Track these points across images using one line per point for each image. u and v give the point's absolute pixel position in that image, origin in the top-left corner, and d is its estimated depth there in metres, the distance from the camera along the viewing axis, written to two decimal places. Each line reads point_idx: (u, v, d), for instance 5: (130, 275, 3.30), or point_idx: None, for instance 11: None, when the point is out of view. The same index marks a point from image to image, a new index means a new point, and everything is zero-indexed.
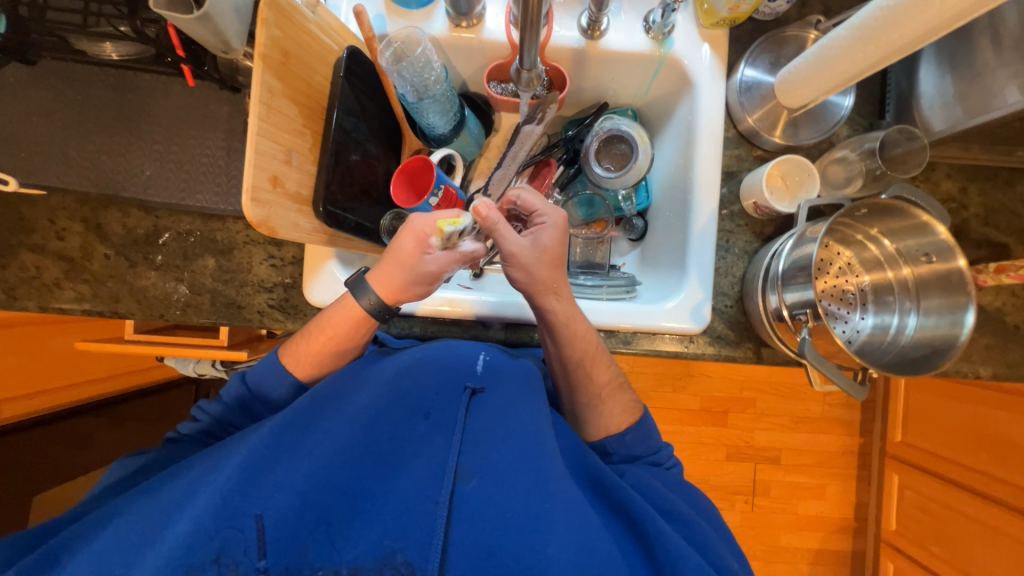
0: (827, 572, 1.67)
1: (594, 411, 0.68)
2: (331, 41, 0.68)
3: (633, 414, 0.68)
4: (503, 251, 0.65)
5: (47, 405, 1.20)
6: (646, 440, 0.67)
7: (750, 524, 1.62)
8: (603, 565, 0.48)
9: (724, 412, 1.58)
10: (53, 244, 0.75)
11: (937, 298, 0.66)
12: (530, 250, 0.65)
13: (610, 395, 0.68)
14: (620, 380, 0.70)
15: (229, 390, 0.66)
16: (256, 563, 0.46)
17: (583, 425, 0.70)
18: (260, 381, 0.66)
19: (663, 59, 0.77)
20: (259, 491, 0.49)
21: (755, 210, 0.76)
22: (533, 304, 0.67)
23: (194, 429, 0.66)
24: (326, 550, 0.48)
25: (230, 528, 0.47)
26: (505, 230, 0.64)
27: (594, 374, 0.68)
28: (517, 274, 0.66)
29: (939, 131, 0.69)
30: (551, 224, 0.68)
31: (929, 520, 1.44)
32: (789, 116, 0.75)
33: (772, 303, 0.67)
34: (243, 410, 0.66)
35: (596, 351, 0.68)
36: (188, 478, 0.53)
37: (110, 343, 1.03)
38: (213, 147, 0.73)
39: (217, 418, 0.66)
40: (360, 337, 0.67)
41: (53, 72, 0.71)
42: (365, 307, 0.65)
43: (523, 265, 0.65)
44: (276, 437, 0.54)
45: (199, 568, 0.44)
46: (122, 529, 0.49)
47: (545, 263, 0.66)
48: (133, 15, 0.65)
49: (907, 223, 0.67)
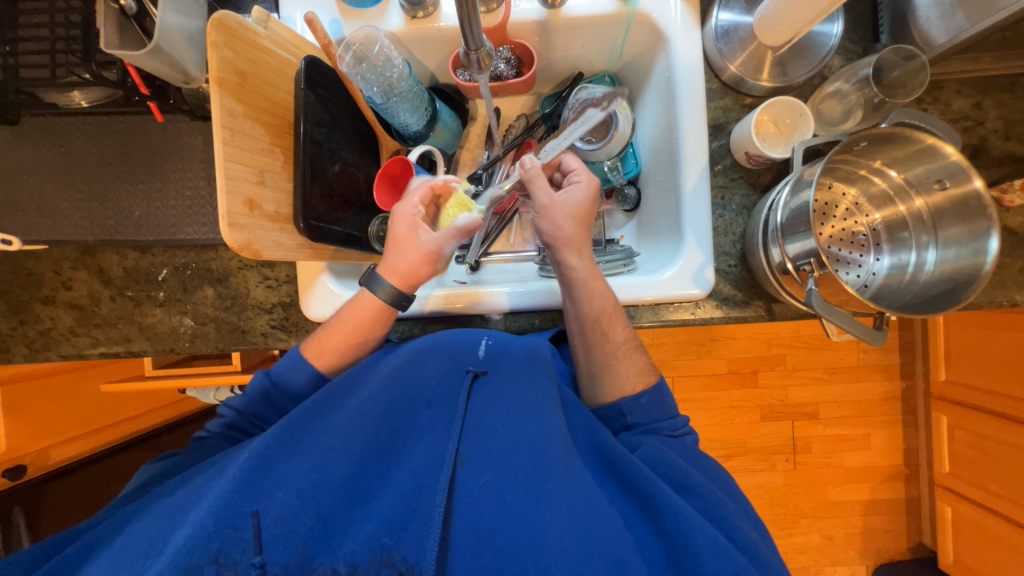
0: (884, 523, 1.61)
1: (608, 370, 0.65)
2: (288, 53, 0.67)
3: (650, 376, 0.66)
4: (536, 205, 0.68)
5: (92, 444, 1.27)
6: (661, 405, 0.64)
7: (795, 482, 1.58)
8: (603, 559, 0.47)
9: (754, 372, 1.53)
10: (63, 294, 0.78)
11: (956, 228, 0.61)
12: (562, 204, 0.67)
13: (625, 355, 0.65)
14: (636, 343, 0.67)
15: (251, 383, 0.66)
16: (253, 559, 0.47)
17: (596, 388, 0.67)
18: (286, 372, 0.65)
19: (631, 17, 0.73)
20: (260, 492, 0.50)
21: (748, 160, 0.72)
22: (555, 259, 0.67)
23: (221, 426, 0.66)
24: (325, 545, 0.49)
25: (230, 531, 0.47)
26: (540, 186, 0.67)
27: (611, 332, 0.65)
28: (545, 226, 0.68)
29: (940, 44, 0.64)
30: (585, 180, 0.70)
31: (984, 458, 1.37)
32: (774, 56, 0.71)
33: (776, 257, 0.64)
34: (267, 402, 0.66)
35: (613, 311, 0.66)
36: (196, 484, 0.54)
37: (135, 381, 1.07)
38: (194, 178, 0.74)
39: (240, 411, 0.66)
40: (384, 326, 0.67)
41: (34, 128, 0.73)
42: (382, 297, 0.65)
43: (553, 216, 0.67)
44: (277, 437, 0.54)
45: (198, 569, 0.45)
46: (135, 536, 0.50)
47: (574, 218, 0.67)
48: (88, 60, 0.64)
49: (912, 150, 0.61)
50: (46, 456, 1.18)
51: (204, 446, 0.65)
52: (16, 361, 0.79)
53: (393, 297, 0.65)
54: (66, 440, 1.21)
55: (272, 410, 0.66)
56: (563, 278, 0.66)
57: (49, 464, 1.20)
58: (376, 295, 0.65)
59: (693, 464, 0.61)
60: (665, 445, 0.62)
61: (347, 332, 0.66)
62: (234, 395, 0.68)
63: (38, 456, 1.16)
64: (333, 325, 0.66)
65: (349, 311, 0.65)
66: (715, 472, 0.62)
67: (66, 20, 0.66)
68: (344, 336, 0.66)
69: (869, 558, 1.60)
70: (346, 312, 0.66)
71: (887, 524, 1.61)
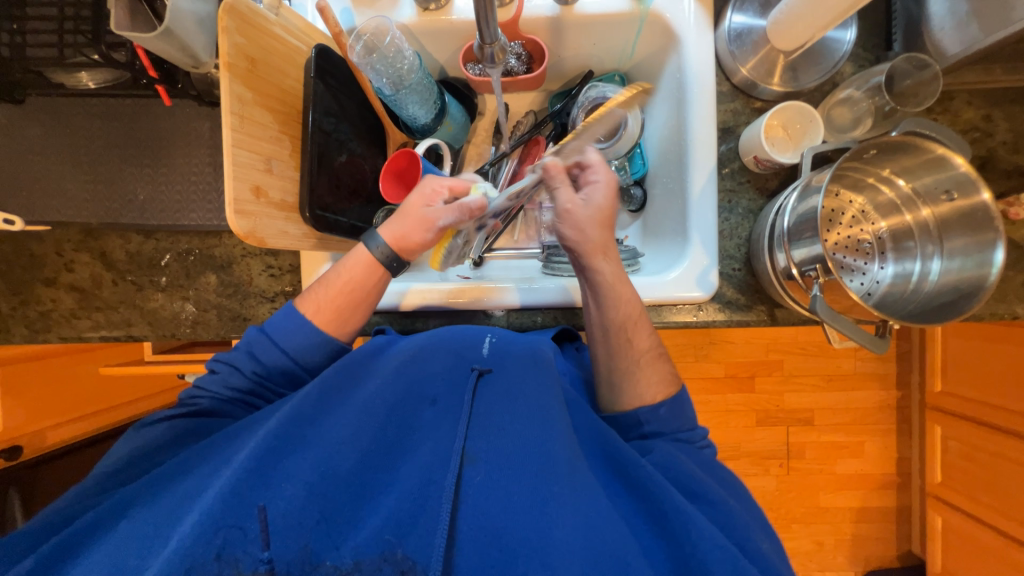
0: (874, 531, 1.62)
1: (631, 377, 0.63)
2: (299, 41, 0.67)
3: (672, 386, 0.64)
4: (558, 209, 0.64)
5: (86, 428, 1.27)
6: (682, 412, 0.63)
7: (787, 487, 1.58)
8: (606, 560, 0.48)
9: (751, 376, 1.54)
10: (65, 276, 0.78)
11: (962, 238, 0.62)
12: (584, 209, 0.64)
13: (649, 363, 0.64)
14: (659, 350, 0.65)
15: (266, 350, 0.64)
16: (260, 555, 0.46)
17: (617, 393, 0.64)
18: (277, 353, 0.64)
19: (644, 16, 0.73)
20: (265, 483, 0.50)
21: (756, 164, 0.72)
22: (581, 265, 0.65)
23: (235, 387, 0.64)
24: (328, 542, 0.48)
25: (234, 524, 0.47)
26: (563, 189, 0.64)
27: (636, 339, 0.63)
28: (568, 232, 0.65)
29: (953, 54, 0.64)
30: (604, 180, 0.65)
31: (976, 469, 1.38)
32: (786, 60, 0.71)
33: (781, 263, 0.64)
34: (285, 374, 0.65)
35: (638, 318, 0.65)
36: (199, 474, 0.54)
37: (133, 366, 1.07)
38: (200, 164, 0.74)
39: (257, 374, 0.64)
40: (375, 287, 0.67)
41: (41, 108, 0.72)
42: (377, 256, 0.66)
43: (574, 223, 0.64)
44: (282, 427, 0.54)
45: (200, 566, 0.44)
46: (137, 523, 0.50)
47: (598, 222, 0.64)
48: (97, 40, 0.64)
49: (922, 159, 0.61)
50: (42, 437, 1.18)
51: (202, 419, 0.63)
52: (16, 342, 0.78)
53: (393, 261, 0.67)
54: (61, 422, 1.21)
55: (282, 380, 0.65)
56: (589, 282, 0.65)
57: (46, 445, 1.20)
58: (373, 253, 0.66)
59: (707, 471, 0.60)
60: (681, 451, 0.61)
61: (337, 309, 0.65)
62: (242, 356, 0.64)
63: (35, 437, 1.17)
64: (322, 301, 0.65)
65: (342, 276, 0.66)
66: (728, 480, 0.61)
67: (75, 0, 0.65)
68: (333, 312, 0.65)
69: (858, 565, 1.62)
70: (338, 276, 0.66)
71: (878, 531, 1.62)
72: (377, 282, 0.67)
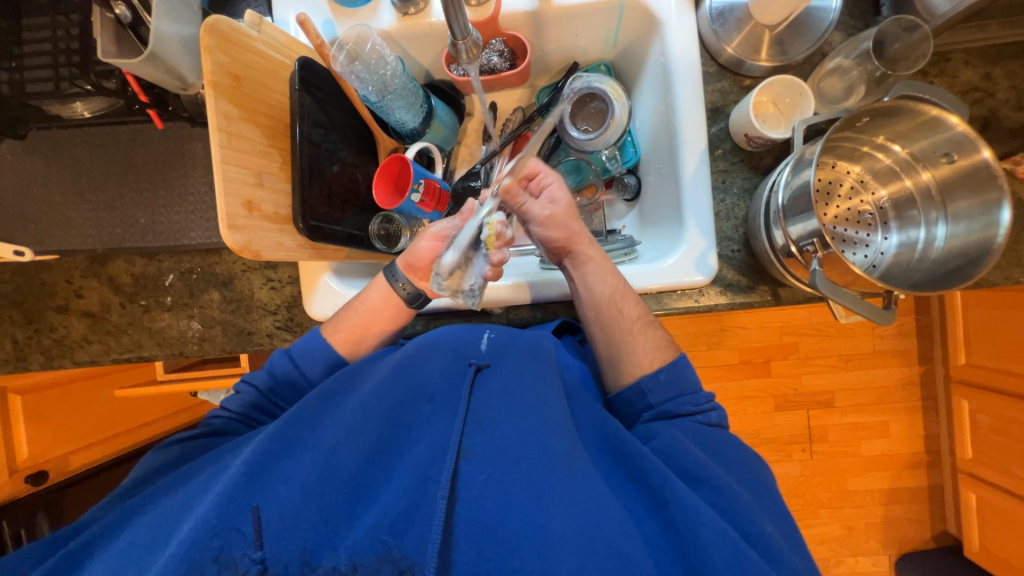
0: (905, 513, 1.57)
1: (629, 348, 0.65)
2: (282, 55, 0.68)
3: (667, 352, 0.65)
4: (534, 220, 0.67)
5: (112, 449, 1.31)
6: (681, 379, 0.63)
7: (812, 471, 1.55)
8: (605, 551, 0.47)
9: (766, 361, 1.51)
10: (75, 302, 0.80)
11: (966, 201, 0.60)
12: (558, 209, 0.67)
13: (641, 331, 0.65)
14: (649, 318, 0.66)
15: (273, 362, 0.67)
16: (254, 555, 0.47)
17: (619, 365, 0.66)
18: (284, 364, 0.67)
19: (623, 3, 0.73)
20: (261, 487, 0.51)
21: (748, 143, 0.71)
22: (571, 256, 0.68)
23: (240, 404, 0.66)
24: (325, 542, 0.49)
25: (231, 527, 0.48)
26: (531, 203, 0.67)
27: (625, 309, 0.66)
28: (551, 236, 0.68)
29: (943, 13, 0.62)
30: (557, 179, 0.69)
31: (1009, 443, 1.33)
32: (772, 35, 0.69)
33: (779, 240, 0.62)
34: (290, 386, 0.67)
35: (624, 289, 0.67)
36: (199, 478, 0.55)
37: (150, 388, 1.10)
38: (197, 184, 0.75)
39: (261, 389, 0.66)
40: (391, 316, 0.70)
41: (42, 141, 0.75)
42: (403, 294, 0.68)
43: (558, 223, 0.67)
44: (282, 430, 0.55)
45: (199, 566, 0.45)
46: (141, 528, 0.51)
47: (574, 215, 0.68)
48: (88, 71, 0.66)
49: (916, 122, 0.60)
50: (67, 462, 1.22)
51: (209, 437, 0.64)
52: (34, 369, 0.81)
53: (411, 292, 0.69)
54: (83, 446, 1.25)
55: (296, 391, 0.67)
56: (576, 266, 0.68)
57: (72, 468, 1.24)
58: (395, 288, 0.68)
59: (715, 457, 0.58)
60: (683, 431, 0.59)
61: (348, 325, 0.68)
62: (254, 372, 0.68)
63: (60, 462, 1.21)
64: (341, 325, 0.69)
65: (368, 303, 0.69)
66: (744, 465, 0.59)
67: (66, 34, 0.67)
68: (363, 323, 0.69)
69: (891, 548, 1.57)
70: (359, 303, 0.69)
71: (909, 513, 1.57)
72: (390, 314, 0.70)
